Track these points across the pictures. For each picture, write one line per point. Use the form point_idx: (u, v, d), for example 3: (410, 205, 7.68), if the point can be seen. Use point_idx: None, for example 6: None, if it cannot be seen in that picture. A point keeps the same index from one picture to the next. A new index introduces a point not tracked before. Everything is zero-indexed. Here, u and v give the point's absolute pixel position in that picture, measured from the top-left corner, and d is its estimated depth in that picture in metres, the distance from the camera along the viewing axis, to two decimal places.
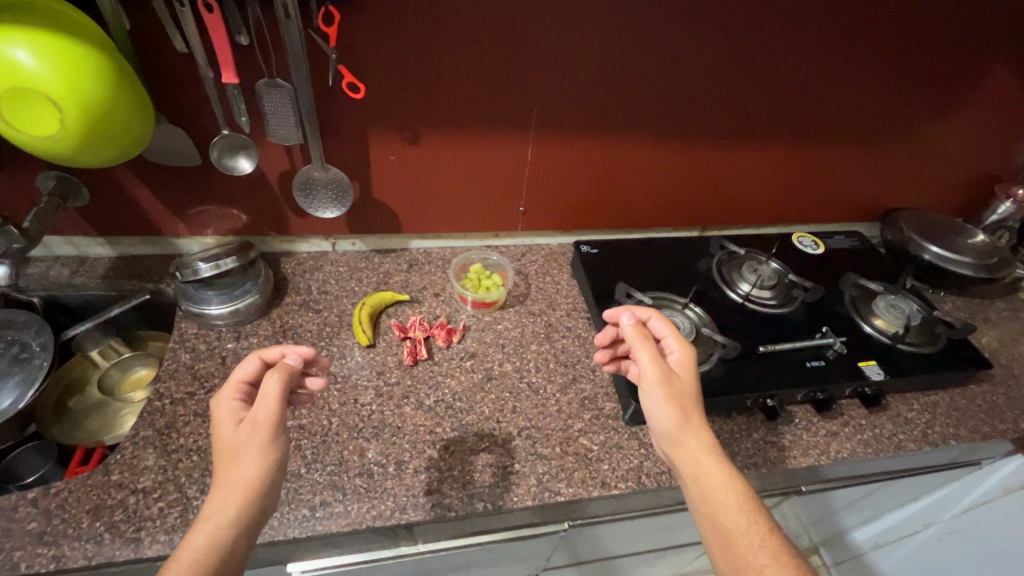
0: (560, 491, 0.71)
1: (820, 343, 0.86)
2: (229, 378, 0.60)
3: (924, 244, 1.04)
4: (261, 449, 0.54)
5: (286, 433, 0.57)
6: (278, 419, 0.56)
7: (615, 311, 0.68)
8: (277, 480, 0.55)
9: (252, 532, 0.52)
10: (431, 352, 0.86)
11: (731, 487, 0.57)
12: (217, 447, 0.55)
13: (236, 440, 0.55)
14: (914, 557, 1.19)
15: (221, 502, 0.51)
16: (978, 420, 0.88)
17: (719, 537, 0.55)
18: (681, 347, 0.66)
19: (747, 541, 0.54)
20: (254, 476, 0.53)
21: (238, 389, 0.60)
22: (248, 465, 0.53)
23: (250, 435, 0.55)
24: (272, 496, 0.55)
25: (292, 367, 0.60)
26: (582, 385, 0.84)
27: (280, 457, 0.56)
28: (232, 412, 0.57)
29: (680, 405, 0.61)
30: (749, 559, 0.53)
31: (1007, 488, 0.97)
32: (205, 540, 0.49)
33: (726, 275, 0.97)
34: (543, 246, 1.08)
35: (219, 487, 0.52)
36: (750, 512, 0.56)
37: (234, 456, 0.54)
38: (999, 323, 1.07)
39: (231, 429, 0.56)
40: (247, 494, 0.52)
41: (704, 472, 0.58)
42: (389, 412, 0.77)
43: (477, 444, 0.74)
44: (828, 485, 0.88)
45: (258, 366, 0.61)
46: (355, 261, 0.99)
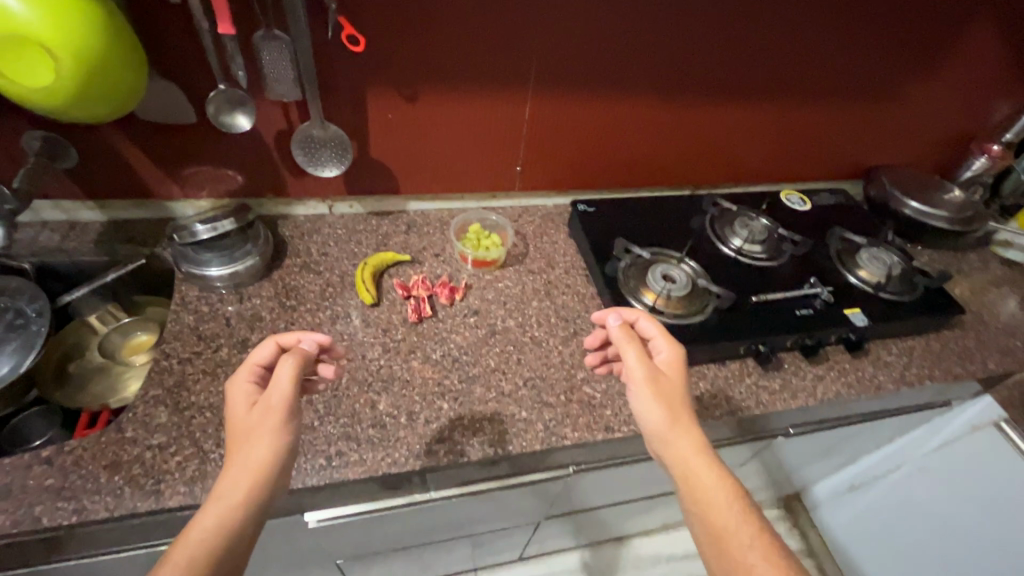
0: (567, 435, 0.74)
1: (809, 293, 0.90)
2: (245, 361, 0.62)
3: (904, 200, 1.09)
4: (273, 427, 0.55)
5: (298, 418, 0.58)
6: (291, 402, 0.57)
7: (602, 312, 0.71)
8: (288, 464, 0.56)
9: (262, 517, 0.53)
10: (435, 310, 0.87)
11: (720, 485, 0.60)
12: (232, 429, 0.56)
13: (249, 422, 0.56)
14: (887, 496, 1.28)
15: (231, 486, 0.52)
16: (951, 362, 0.94)
17: (712, 543, 0.58)
18: (669, 346, 0.69)
19: (739, 543, 0.57)
20: (266, 458, 0.54)
21: (254, 371, 0.61)
22: (260, 447, 0.54)
23: (262, 416, 0.56)
24: (282, 482, 0.56)
25: (308, 352, 0.63)
26: (583, 338, 0.86)
27: (291, 441, 0.57)
28: (246, 393, 0.59)
29: (668, 406, 0.63)
30: (739, 559, 0.56)
31: (973, 426, 1.05)
32: (213, 522, 0.50)
33: (718, 231, 0.99)
34: (539, 207, 1.08)
35: (231, 466, 0.53)
36: (741, 517, 0.58)
37: (246, 437, 0.55)
38: (971, 274, 1.13)
39: (244, 411, 0.57)
40: (258, 475, 0.53)
41: (693, 471, 0.60)
42: (397, 367, 0.78)
43: (484, 394, 0.77)
44: (813, 427, 0.94)
45: (273, 350, 0.62)
46: (354, 223, 0.98)
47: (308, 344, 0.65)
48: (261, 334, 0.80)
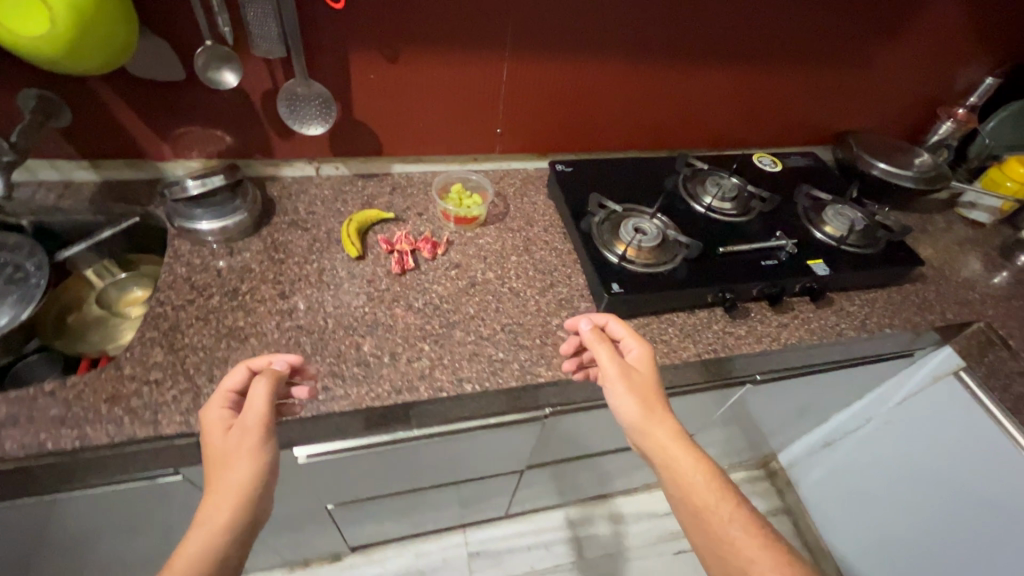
0: (540, 373, 0.79)
1: (774, 246, 0.94)
2: (219, 389, 0.63)
3: (872, 161, 1.13)
4: (252, 451, 0.57)
5: (275, 437, 0.60)
6: (267, 421, 0.59)
7: (574, 318, 0.75)
8: (270, 483, 0.57)
9: (246, 539, 0.55)
10: (418, 263, 0.91)
11: (698, 467, 0.64)
12: (208, 455, 0.58)
13: (227, 446, 0.58)
14: (854, 450, 1.34)
15: (211, 514, 0.54)
16: (910, 311, 0.99)
17: (697, 525, 0.62)
18: (639, 344, 0.73)
19: (721, 520, 0.61)
20: (247, 478, 0.56)
21: (228, 399, 0.63)
22: (238, 471, 0.56)
23: (241, 439, 0.58)
24: (266, 500, 0.57)
25: (279, 373, 0.64)
26: (559, 289, 0.91)
27: (271, 458, 0.58)
28: (221, 418, 0.60)
29: (644, 401, 0.68)
30: (721, 532, 0.61)
31: (935, 377, 1.11)
32: (196, 550, 0.51)
33: (690, 189, 1.03)
34: (521, 170, 1.12)
35: (212, 493, 0.55)
36: (721, 497, 0.63)
37: (225, 462, 0.57)
38: (936, 233, 1.18)
39: (220, 437, 0.59)
40: (238, 498, 0.55)
41: (672, 457, 0.64)
42: (381, 314, 0.83)
43: (464, 338, 0.81)
44: (779, 374, 0.99)
45: (246, 374, 0.64)
46: (340, 184, 1.02)
47: (279, 364, 0.65)
48: (251, 284, 0.84)
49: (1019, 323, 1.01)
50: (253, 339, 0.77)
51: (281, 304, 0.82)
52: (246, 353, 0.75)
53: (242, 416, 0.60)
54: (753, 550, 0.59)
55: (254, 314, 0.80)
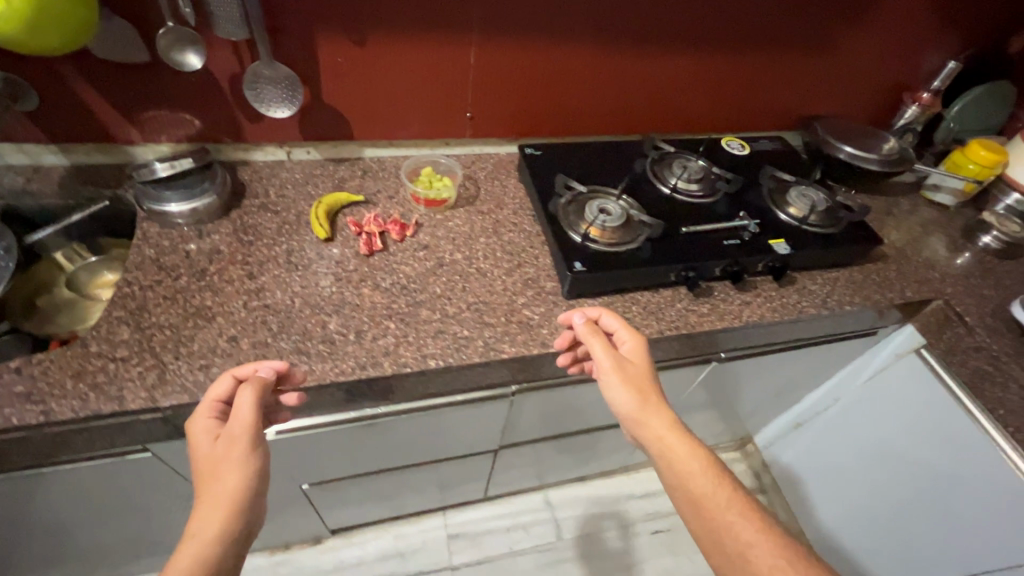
0: (504, 349, 0.81)
1: (737, 226, 0.96)
2: (205, 399, 0.65)
3: (838, 145, 1.15)
4: (240, 459, 0.59)
5: (263, 445, 0.61)
6: (254, 427, 0.61)
7: (567, 313, 0.77)
8: (260, 490, 0.59)
9: (238, 547, 0.56)
10: (386, 245, 0.92)
11: (695, 455, 0.67)
12: (198, 465, 0.59)
13: (216, 455, 0.59)
14: (823, 429, 1.38)
15: (202, 522, 0.55)
16: (871, 290, 1.01)
17: (696, 512, 0.64)
18: (632, 337, 0.76)
19: (718, 507, 0.63)
20: (236, 486, 0.57)
21: (215, 407, 0.65)
22: (228, 479, 0.57)
23: (229, 448, 0.60)
24: (257, 507, 0.59)
25: (265, 380, 0.66)
26: (526, 269, 0.92)
27: (261, 464, 0.60)
28: (207, 427, 0.62)
29: (640, 393, 0.71)
30: (720, 519, 0.63)
31: (897, 355, 1.14)
32: (189, 560, 0.52)
33: (657, 172, 1.05)
34: (492, 154, 1.13)
35: (203, 502, 0.56)
36: (718, 484, 0.65)
37: (215, 471, 0.58)
38: (900, 215, 1.20)
39: (209, 446, 0.61)
40: (229, 506, 0.56)
41: (668, 446, 0.67)
42: (348, 293, 0.84)
43: (430, 316, 0.83)
44: (744, 352, 1.02)
45: (232, 383, 0.66)
46: (311, 169, 1.03)
47: (266, 371, 0.67)
48: (219, 265, 0.85)
49: (976, 301, 1.03)
50: (220, 317, 0.78)
51: (249, 284, 0.83)
52: (212, 331, 0.76)
53: (229, 425, 0.61)
54: (751, 534, 0.61)
55: (221, 294, 0.81)
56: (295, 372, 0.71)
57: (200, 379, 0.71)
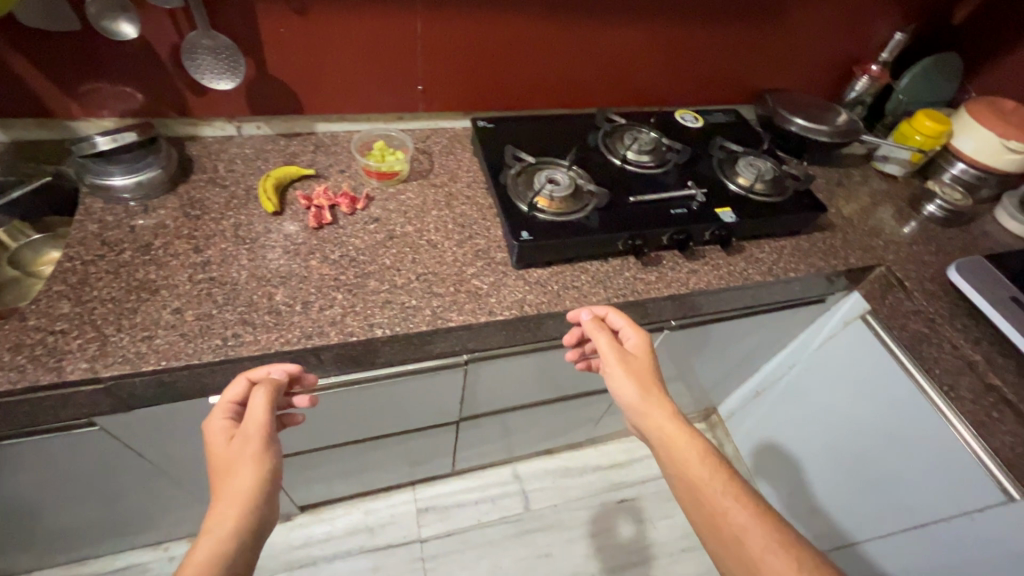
0: (451, 318, 0.82)
1: (685, 195, 0.98)
2: (220, 401, 0.67)
3: (789, 118, 1.17)
4: (256, 458, 0.60)
5: (277, 443, 0.63)
6: (267, 428, 0.63)
7: (575, 310, 0.80)
8: (273, 488, 0.60)
9: (253, 545, 0.57)
10: (336, 218, 0.92)
11: (693, 444, 0.68)
12: (212, 464, 0.61)
13: (229, 455, 0.61)
14: (780, 399, 1.42)
15: (218, 520, 0.56)
16: (816, 257, 1.04)
17: (694, 498, 0.65)
18: (636, 332, 0.77)
19: (715, 493, 0.64)
20: (250, 484, 0.58)
21: (228, 409, 0.66)
22: (242, 476, 0.58)
23: (243, 448, 0.61)
24: (270, 505, 0.60)
25: (276, 381, 0.68)
26: (477, 240, 0.93)
27: (274, 464, 0.62)
28: (222, 428, 0.63)
29: (644, 384, 0.72)
30: (715, 503, 0.64)
31: (846, 321, 1.17)
32: (205, 558, 0.53)
33: (609, 144, 1.06)
34: (448, 129, 1.13)
35: (219, 500, 0.57)
36: (713, 473, 0.66)
37: (230, 470, 0.59)
38: (850, 186, 1.23)
39: (224, 446, 0.62)
40: (244, 505, 0.57)
41: (668, 436, 0.69)
42: (296, 266, 0.84)
43: (377, 287, 0.84)
44: (695, 320, 1.05)
45: (245, 384, 0.68)
46: (261, 144, 1.02)
47: (277, 373, 0.70)
48: (165, 239, 0.84)
49: (917, 266, 1.07)
50: (164, 291, 0.78)
51: (195, 258, 0.83)
52: (156, 304, 0.76)
53: (243, 426, 0.63)
54: (742, 516, 0.62)
55: (166, 268, 0.81)
56: (306, 376, 0.75)
57: (142, 350, 0.71)
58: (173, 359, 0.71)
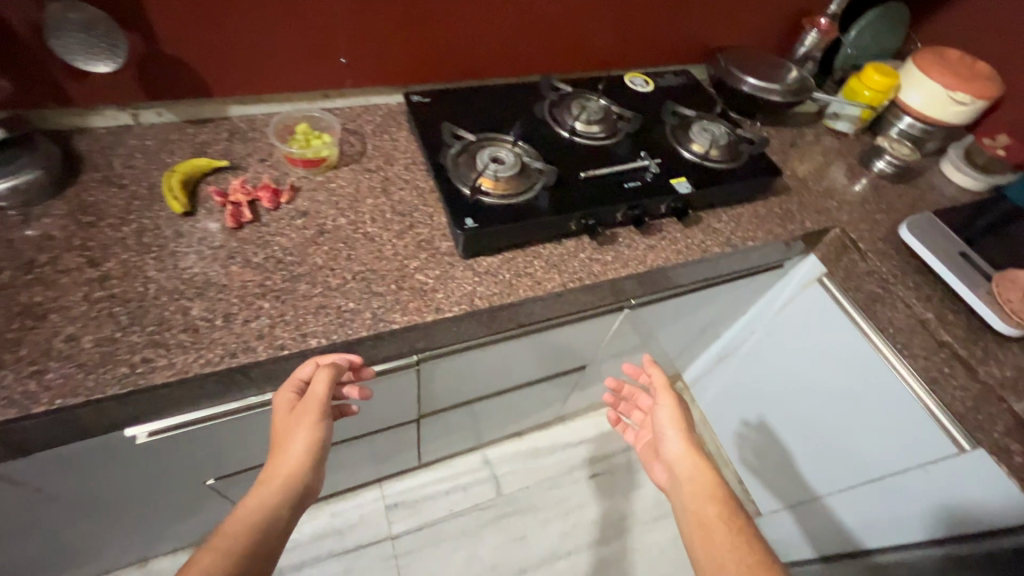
0: (395, 319, 0.75)
1: (639, 167, 0.93)
2: (290, 376, 0.70)
3: (741, 78, 1.13)
4: (309, 427, 0.65)
5: (328, 419, 0.67)
6: (322, 407, 0.66)
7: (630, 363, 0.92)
8: (319, 459, 0.65)
9: (294, 506, 0.62)
10: (258, 215, 0.82)
11: (716, 483, 0.73)
12: (275, 427, 0.67)
13: (290, 424, 0.66)
14: (743, 364, 1.43)
15: (273, 476, 0.62)
16: (773, 223, 1.02)
17: (705, 535, 0.67)
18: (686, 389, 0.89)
19: (724, 529, 0.67)
20: (299, 455, 0.63)
21: (295, 385, 0.69)
22: (296, 443, 0.64)
23: (299, 418, 0.66)
24: (315, 473, 0.65)
25: (339, 365, 0.70)
26: (419, 230, 0.85)
27: (323, 435, 0.66)
28: (286, 400, 0.68)
29: (694, 445, 0.79)
30: (720, 538, 0.66)
31: (804, 285, 1.16)
32: (256, 505, 0.60)
33: (556, 114, 0.99)
34: (381, 105, 1.03)
35: (278, 458, 0.63)
36: (723, 516, 0.68)
37: (288, 437, 0.65)
38: (803, 145, 1.20)
39: (285, 416, 0.67)
40: (292, 471, 0.62)
41: (696, 470, 0.75)
42: (213, 273, 0.75)
43: (310, 291, 0.76)
44: (654, 297, 1.02)
45: (312, 368, 0.70)
46: (165, 133, 0.90)
47: (341, 360, 0.72)
48: (52, 254, 0.73)
49: (870, 226, 1.06)
50: (54, 315, 0.67)
51: (91, 273, 0.72)
52: (45, 332, 0.66)
53: (304, 400, 0.67)
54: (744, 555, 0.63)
55: (56, 287, 0.70)
56: (364, 369, 0.76)
57: (30, 389, 0.61)
58: (69, 396, 0.61)
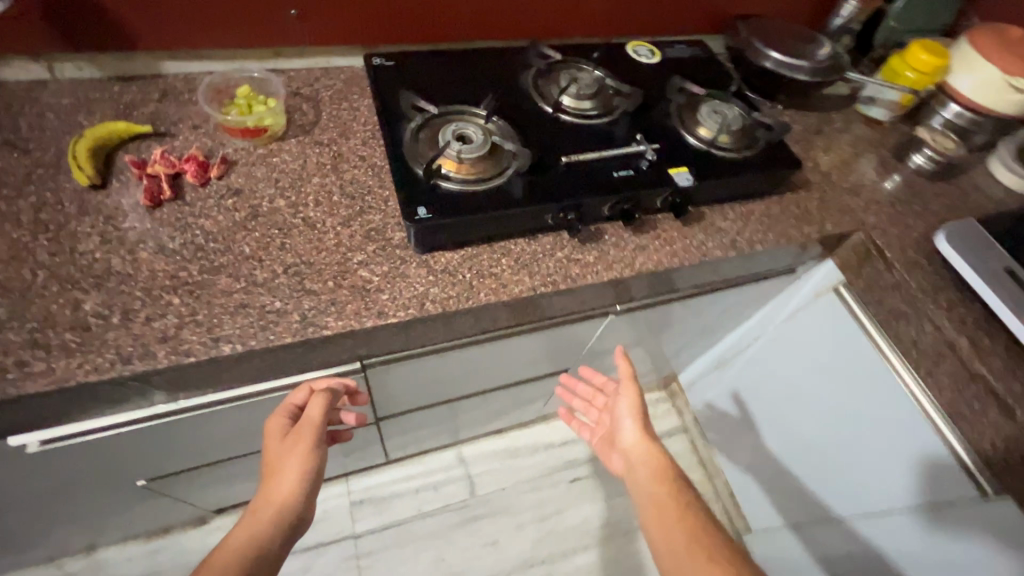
0: (327, 324, 0.64)
1: (633, 153, 0.80)
2: (282, 402, 0.70)
3: (765, 52, 0.97)
4: (303, 453, 0.63)
5: (323, 446, 0.66)
6: (319, 431, 0.65)
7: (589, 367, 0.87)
8: (315, 486, 0.63)
9: (287, 537, 0.58)
10: (181, 193, 0.71)
11: (667, 466, 0.68)
12: (268, 456, 0.65)
13: (283, 450, 0.64)
14: (744, 372, 1.30)
15: (266, 503, 0.60)
16: (788, 225, 0.88)
17: (660, 520, 0.62)
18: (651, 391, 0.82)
19: (673, 510, 0.63)
20: (294, 482, 0.61)
21: (288, 409, 0.68)
22: (290, 470, 0.62)
23: (294, 444, 0.64)
24: (310, 502, 0.62)
25: (334, 389, 0.69)
26: (369, 217, 0.73)
27: (318, 464, 0.64)
28: (280, 424, 0.67)
29: (649, 432, 0.73)
30: (670, 517, 0.62)
31: (816, 294, 1.02)
32: (247, 533, 0.56)
33: (541, 86, 0.85)
34: (342, 68, 0.89)
35: (270, 486, 0.61)
36: (672, 495, 0.65)
37: (282, 464, 0.63)
38: (830, 134, 1.05)
39: (278, 443, 0.65)
40: (286, 499, 0.60)
41: (647, 456, 0.70)
42: (117, 260, 0.64)
43: (230, 285, 0.64)
44: (645, 302, 0.90)
45: (306, 393, 0.69)
46: (85, 90, 0.77)
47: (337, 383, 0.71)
48: None
49: (900, 231, 0.92)
50: None
51: None
52: None
53: (298, 425, 0.65)
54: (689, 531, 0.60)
55: None
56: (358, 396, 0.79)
57: None
58: None
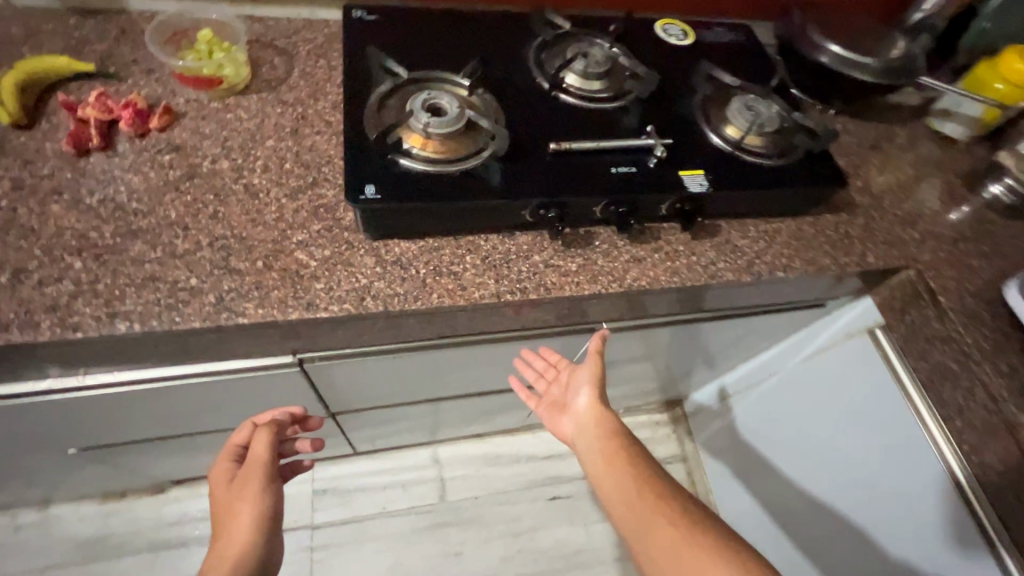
0: (244, 312, 0.55)
1: (639, 147, 0.67)
2: (227, 444, 0.64)
3: (822, 44, 0.82)
4: (255, 493, 0.56)
5: (277, 481, 0.59)
6: (269, 466, 0.58)
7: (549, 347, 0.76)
8: (275, 526, 0.55)
9: None
10: (114, 143, 0.63)
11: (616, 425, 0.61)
12: (214, 507, 0.58)
13: (229, 495, 0.57)
14: (751, 407, 1.14)
15: (218, 561, 0.52)
16: (821, 251, 0.73)
17: (608, 471, 0.56)
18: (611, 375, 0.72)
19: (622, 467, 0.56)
20: (246, 528, 0.54)
21: (233, 452, 0.63)
22: (241, 514, 0.55)
23: (241, 488, 0.57)
24: (273, 546, 0.55)
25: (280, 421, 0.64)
26: (321, 191, 0.64)
27: (275, 501, 0.57)
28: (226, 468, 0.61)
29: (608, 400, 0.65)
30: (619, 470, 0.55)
31: (848, 334, 0.86)
32: None
33: (543, 59, 0.73)
34: (327, 22, 0.80)
35: (220, 540, 0.54)
36: (625, 452, 0.57)
37: (232, 511, 0.55)
38: (889, 149, 0.89)
39: (225, 489, 0.59)
40: (240, 547, 0.52)
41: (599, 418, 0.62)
42: (23, 212, 0.56)
43: (144, 254, 0.56)
44: (637, 321, 0.78)
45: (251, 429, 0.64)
46: (37, 21, 0.70)
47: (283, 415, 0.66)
48: None
49: (960, 273, 0.76)
50: None
51: None
52: None
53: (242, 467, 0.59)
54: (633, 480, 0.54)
55: None
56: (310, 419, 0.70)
57: None
58: None
